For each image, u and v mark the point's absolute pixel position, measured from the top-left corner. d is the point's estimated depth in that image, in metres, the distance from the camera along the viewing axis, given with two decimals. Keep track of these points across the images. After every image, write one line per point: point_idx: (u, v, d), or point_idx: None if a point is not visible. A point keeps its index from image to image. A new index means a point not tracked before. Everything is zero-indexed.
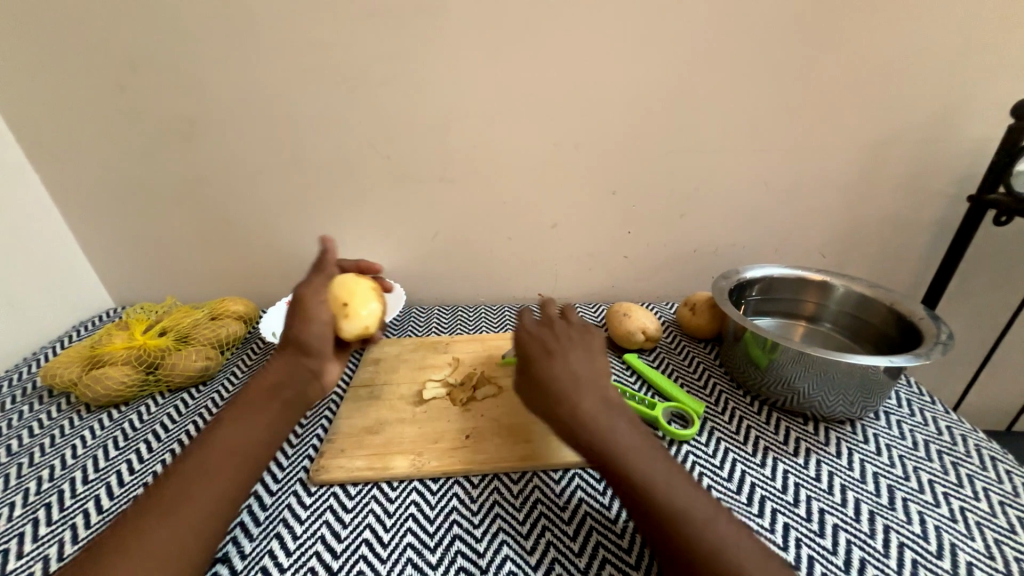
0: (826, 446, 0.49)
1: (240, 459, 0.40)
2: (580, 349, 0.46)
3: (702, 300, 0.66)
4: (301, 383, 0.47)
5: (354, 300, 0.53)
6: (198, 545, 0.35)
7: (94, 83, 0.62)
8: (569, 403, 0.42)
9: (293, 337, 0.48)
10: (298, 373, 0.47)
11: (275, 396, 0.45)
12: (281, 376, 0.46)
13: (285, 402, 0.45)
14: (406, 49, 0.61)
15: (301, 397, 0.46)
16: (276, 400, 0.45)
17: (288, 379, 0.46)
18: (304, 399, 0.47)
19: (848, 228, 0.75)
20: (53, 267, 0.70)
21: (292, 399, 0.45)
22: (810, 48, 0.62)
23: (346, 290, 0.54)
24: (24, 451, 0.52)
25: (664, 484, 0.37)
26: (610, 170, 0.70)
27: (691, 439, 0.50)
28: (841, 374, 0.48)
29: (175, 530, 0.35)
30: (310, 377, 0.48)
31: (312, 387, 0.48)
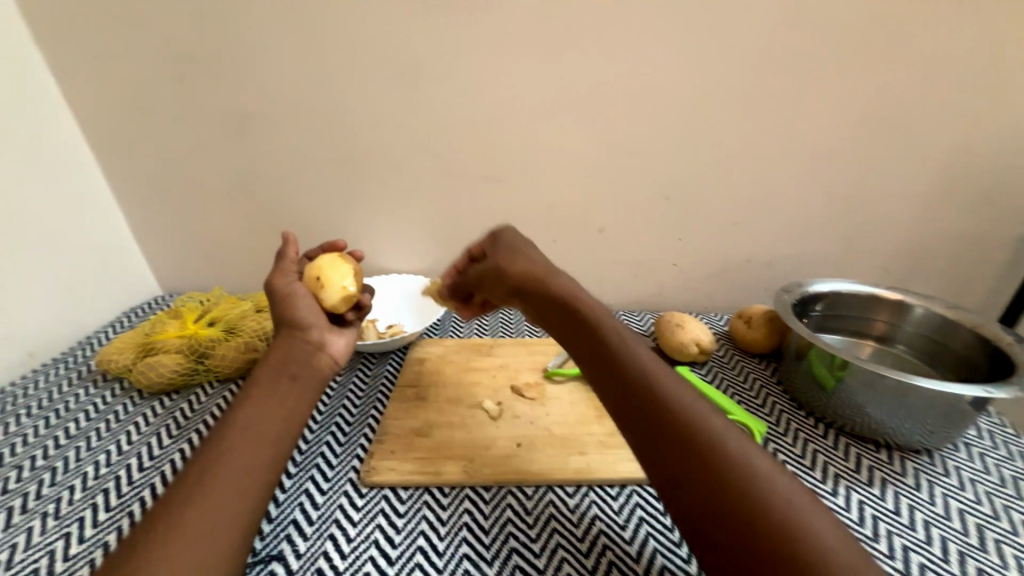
0: (903, 477, 0.46)
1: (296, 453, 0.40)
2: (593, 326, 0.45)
3: (759, 314, 0.63)
4: (302, 356, 0.45)
5: (323, 270, 0.49)
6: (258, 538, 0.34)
7: (155, 75, 0.63)
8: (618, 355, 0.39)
9: (286, 318, 0.46)
10: (299, 347, 0.45)
11: (282, 372, 0.43)
12: (282, 355, 0.44)
13: (293, 377, 0.43)
14: (463, 46, 0.60)
15: (307, 369, 0.44)
16: (285, 376, 0.42)
17: (293, 355, 0.44)
18: (313, 372, 0.45)
19: (916, 242, 0.71)
20: (107, 253, 0.72)
21: (299, 372, 0.43)
22: (889, 52, 0.59)
23: (315, 266, 0.50)
24: (81, 435, 0.53)
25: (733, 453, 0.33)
26: (664, 175, 0.67)
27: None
28: (920, 401, 0.45)
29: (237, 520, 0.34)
30: (314, 349, 0.46)
31: (320, 360, 0.46)
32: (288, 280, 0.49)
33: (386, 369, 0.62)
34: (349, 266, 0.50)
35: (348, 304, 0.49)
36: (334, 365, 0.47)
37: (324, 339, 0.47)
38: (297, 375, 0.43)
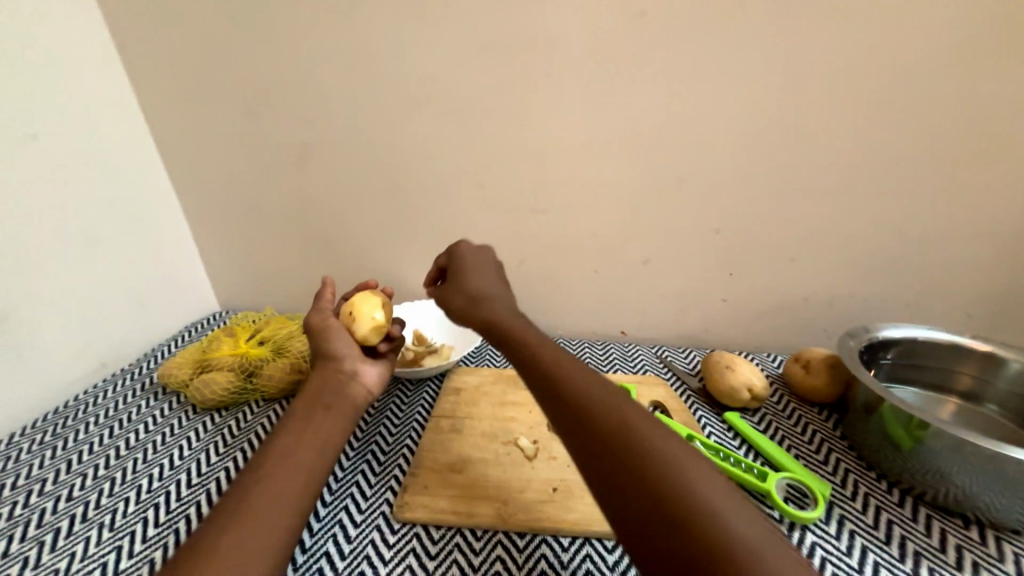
0: (999, 563, 0.40)
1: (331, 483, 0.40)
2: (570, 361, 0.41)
3: (819, 358, 0.58)
4: (335, 386, 0.46)
5: (354, 305, 0.51)
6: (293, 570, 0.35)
7: (229, 111, 0.69)
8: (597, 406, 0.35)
9: (323, 351, 0.48)
10: (333, 377, 0.46)
11: (316, 402, 0.44)
12: (317, 386, 0.46)
13: (327, 406, 0.44)
14: (512, 81, 0.61)
15: (341, 398, 0.45)
16: (320, 405, 0.44)
17: (328, 385, 0.46)
18: (348, 402, 0.46)
19: (1005, 285, 0.63)
20: (175, 271, 0.78)
21: (333, 402, 0.45)
22: (971, 80, 0.54)
23: (348, 302, 0.53)
24: (139, 447, 0.56)
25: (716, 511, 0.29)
26: (714, 207, 0.65)
27: (813, 521, 0.43)
28: (1021, 476, 0.39)
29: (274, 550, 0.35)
30: (348, 379, 0.47)
31: (354, 389, 0.47)
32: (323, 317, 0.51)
33: (422, 397, 0.62)
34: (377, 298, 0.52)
35: (379, 334, 0.51)
36: (368, 395, 0.48)
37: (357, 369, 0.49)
38: (330, 404, 0.44)
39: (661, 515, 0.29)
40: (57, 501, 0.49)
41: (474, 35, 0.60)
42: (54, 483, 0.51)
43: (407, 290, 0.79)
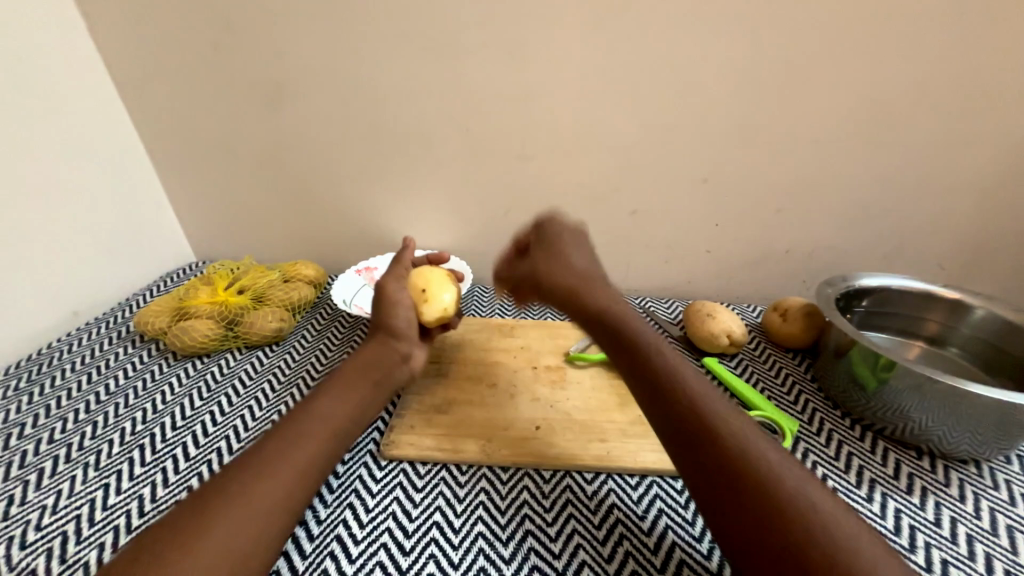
0: (946, 487, 0.43)
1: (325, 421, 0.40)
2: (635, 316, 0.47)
3: (796, 307, 0.60)
4: (390, 365, 0.48)
5: (432, 286, 0.53)
6: (289, 503, 0.35)
7: (188, 41, 0.63)
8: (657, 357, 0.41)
9: (385, 325, 0.50)
10: (390, 355, 0.48)
11: (370, 374, 0.45)
12: (373, 357, 0.47)
13: (375, 382, 0.45)
14: (498, 13, 0.57)
15: (390, 378, 0.47)
16: (371, 379, 0.45)
17: (383, 360, 0.47)
18: (393, 381, 0.47)
19: (979, 238, 0.65)
20: (144, 217, 0.74)
21: (383, 380, 0.46)
22: (974, 23, 0.52)
23: (424, 277, 0.54)
24: (120, 392, 0.55)
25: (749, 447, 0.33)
26: (705, 155, 0.63)
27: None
28: (973, 409, 0.42)
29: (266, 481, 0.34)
30: (399, 361, 0.49)
31: (401, 371, 0.49)
32: (397, 286, 0.53)
33: None
34: (453, 290, 0.54)
35: (439, 322, 0.53)
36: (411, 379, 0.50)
37: (409, 353, 0.50)
38: (381, 381, 0.46)
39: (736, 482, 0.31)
40: (38, 444, 0.48)
41: None
42: (34, 427, 0.50)
43: (391, 240, 0.77)
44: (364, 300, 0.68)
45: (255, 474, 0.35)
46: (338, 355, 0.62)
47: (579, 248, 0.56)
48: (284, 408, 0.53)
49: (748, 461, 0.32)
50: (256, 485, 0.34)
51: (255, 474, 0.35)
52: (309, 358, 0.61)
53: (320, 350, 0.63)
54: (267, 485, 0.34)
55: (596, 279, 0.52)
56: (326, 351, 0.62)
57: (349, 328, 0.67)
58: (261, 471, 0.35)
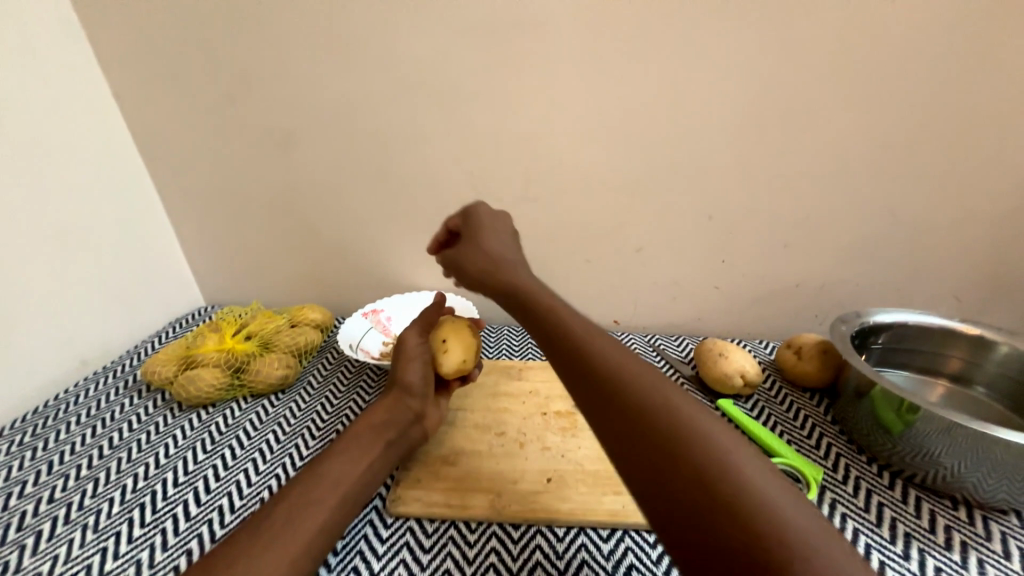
0: (988, 542, 0.40)
1: (334, 480, 0.40)
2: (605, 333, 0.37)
3: (810, 344, 0.59)
4: (401, 424, 0.47)
5: (451, 336, 0.53)
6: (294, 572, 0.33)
7: (207, 98, 0.66)
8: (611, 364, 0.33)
9: (399, 382, 0.51)
10: (400, 415, 0.47)
11: (382, 433, 0.45)
12: (383, 417, 0.47)
13: (387, 442, 0.45)
14: (501, 66, 0.60)
15: (402, 438, 0.46)
16: (383, 439, 0.45)
17: (393, 419, 0.47)
18: (405, 441, 0.47)
19: (992, 269, 0.64)
20: (156, 265, 0.75)
21: (394, 439, 0.45)
22: (965, 63, 0.54)
23: (445, 328, 0.54)
24: (123, 446, 0.54)
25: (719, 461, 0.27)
26: (707, 194, 0.64)
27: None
28: (1008, 455, 0.39)
29: (273, 548, 0.34)
30: (411, 420, 0.48)
31: (412, 431, 0.48)
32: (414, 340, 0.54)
33: None
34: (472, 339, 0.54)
35: (457, 373, 0.53)
36: (424, 439, 0.49)
37: (422, 411, 0.50)
38: (393, 440, 0.45)
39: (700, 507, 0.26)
40: (38, 503, 0.47)
41: (460, 18, 0.58)
42: (35, 484, 0.50)
43: (398, 282, 0.78)
44: (370, 344, 0.68)
45: (260, 541, 0.34)
46: (344, 402, 0.61)
47: (502, 239, 0.50)
48: (288, 461, 0.52)
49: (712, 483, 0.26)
50: (263, 555, 0.33)
51: (261, 542, 0.34)
52: (315, 406, 0.60)
53: (326, 397, 0.62)
54: (274, 555, 0.33)
55: (520, 264, 0.47)
56: (332, 399, 0.62)
57: (356, 373, 0.66)
58: (267, 539, 0.34)
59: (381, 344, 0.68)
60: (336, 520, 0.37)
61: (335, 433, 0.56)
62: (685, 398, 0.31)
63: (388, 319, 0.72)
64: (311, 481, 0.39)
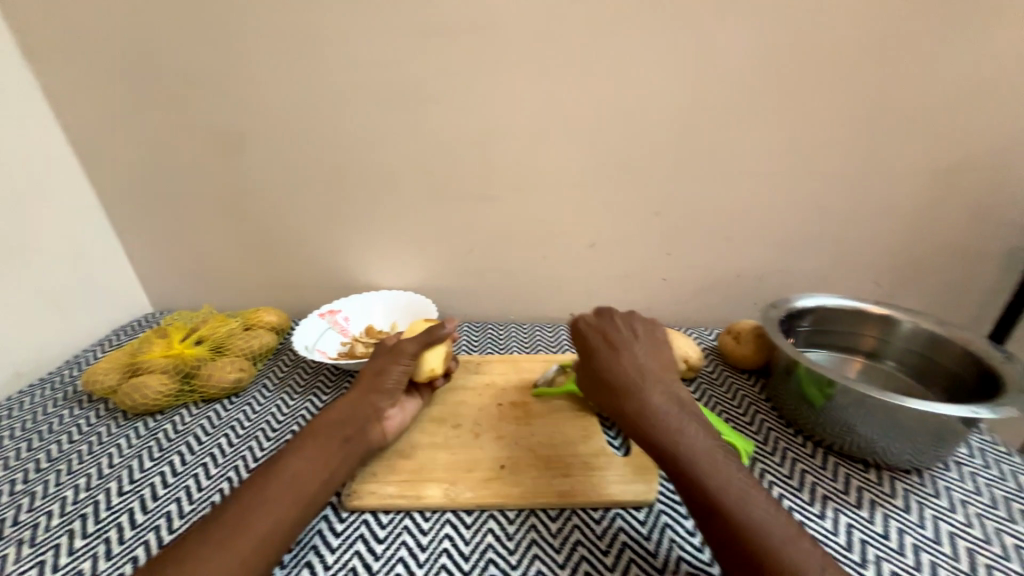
0: (893, 499, 0.45)
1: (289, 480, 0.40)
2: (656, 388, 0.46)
3: (747, 329, 0.63)
4: (362, 422, 0.47)
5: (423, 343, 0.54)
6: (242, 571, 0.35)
7: (148, 97, 0.64)
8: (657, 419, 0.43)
9: (366, 378, 0.51)
10: (363, 412, 0.48)
11: (338, 431, 0.45)
12: (344, 414, 0.47)
13: (344, 439, 0.45)
14: (451, 67, 0.61)
15: (361, 435, 0.46)
16: (339, 437, 0.45)
17: (356, 414, 0.47)
18: (363, 439, 0.46)
19: (906, 258, 0.70)
20: (98, 270, 0.72)
21: (352, 436, 0.46)
22: (875, 69, 0.59)
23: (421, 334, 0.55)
24: (62, 457, 0.52)
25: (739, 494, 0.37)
26: (652, 191, 0.67)
27: None
28: (909, 420, 0.44)
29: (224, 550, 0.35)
30: (372, 418, 0.48)
31: (372, 428, 0.48)
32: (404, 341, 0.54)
33: None
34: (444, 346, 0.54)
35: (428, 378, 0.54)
36: (382, 438, 0.48)
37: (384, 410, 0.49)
38: (349, 438, 0.45)
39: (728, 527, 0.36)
40: None
41: (409, 18, 0.58)
42: None
43: (356, 283, 0.77)
44: (327, 344, 0.68)
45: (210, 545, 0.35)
46: (301, 403, 0.61)
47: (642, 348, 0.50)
48: (241, 464, 0.51)
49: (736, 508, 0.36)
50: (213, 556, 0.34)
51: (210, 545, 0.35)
52: (270, 409, 0.60)
53: (282, 399, 0.61)
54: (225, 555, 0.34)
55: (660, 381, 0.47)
56: (288, 400, 0.61)
57: (312, 374, 0.66)
58: (217, 543, 0.35)
59: (338, 344, 0.68)
60: (289, 518, 0.39)
61: (290, 433, 0.56)
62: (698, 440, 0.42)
63: (346, 319, 0.72)
64: (265, 481, 0.40)
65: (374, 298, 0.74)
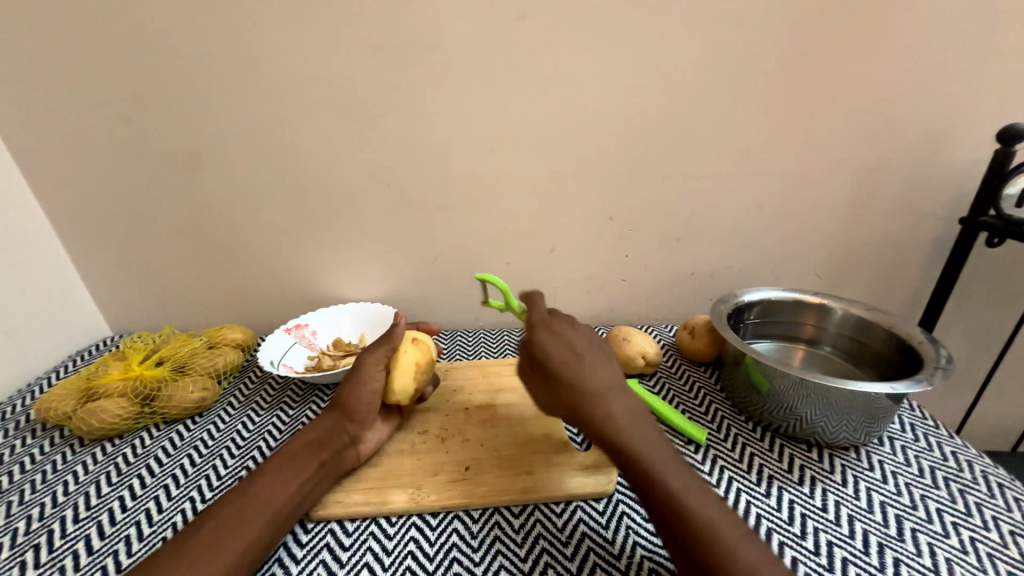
0: (831, 474, 0.48)
1: (264, 499, 0.42)
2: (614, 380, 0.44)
3: (701, 324, 0.66)
4: (336, 448, 0.47)
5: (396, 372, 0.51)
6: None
7: (101, 118, 0.64)
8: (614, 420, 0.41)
9: (340, 402, 0.50)
10: (339, 437, 0.48)
11: (315, 457, 0.46)
12: (320, 438, 0.47)
13: (322, 463, 0.46)
14: (407, 82, 0.63)
15: (336, 460, 0.47)
16: (316, 462, 0.46)
17: (329, 440, 0.48)
18: (339, 462, 0.47)
19: (843, 251, 0.75)
20: (53, 295, 0.70)
21: (328, 459, 0.47)
22: (802, 78, 0.64)
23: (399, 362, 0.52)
24: (15, 488, 0.51)
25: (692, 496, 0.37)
26: (606, 196, 0.71)
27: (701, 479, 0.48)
28: (843, 399, 0.47)
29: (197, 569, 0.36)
30: (348, 443, 0.48)
31: (348, 454, 0.48)
32: (372, 364, 0.51)
33: None
34: (411, 381, 0.52)
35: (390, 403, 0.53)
36: (357, 461, 0.49)
37: (360, 436, 0.49)
38: (326, 461, 0.46)
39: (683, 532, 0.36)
40: None
41: (362, 39, 0.60)
42: None
43: (323, 296, 0.78)
44: (294, 359, 0.68)
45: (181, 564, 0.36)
46: (267, 419, 0.60)
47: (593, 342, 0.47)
48: (204, 482, 0.51)
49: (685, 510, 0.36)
50: None
51: (183, 564, 0.36)
52: (235, 426, 0.59)
53: (248, 416, 0.61)
54: None
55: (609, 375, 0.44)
56: (254, 417, 0.61)
57: (279, 389, 0.66)
58: (189, 561, 0.36)
59: (305, 358, 0.68)
60: (263, 535, 0.40)
61: (256, 449, 0.55)
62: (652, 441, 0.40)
63: (313, 333, 0.72)
64: (243, 502, 0.41)
65: (342, 311, 0.74)
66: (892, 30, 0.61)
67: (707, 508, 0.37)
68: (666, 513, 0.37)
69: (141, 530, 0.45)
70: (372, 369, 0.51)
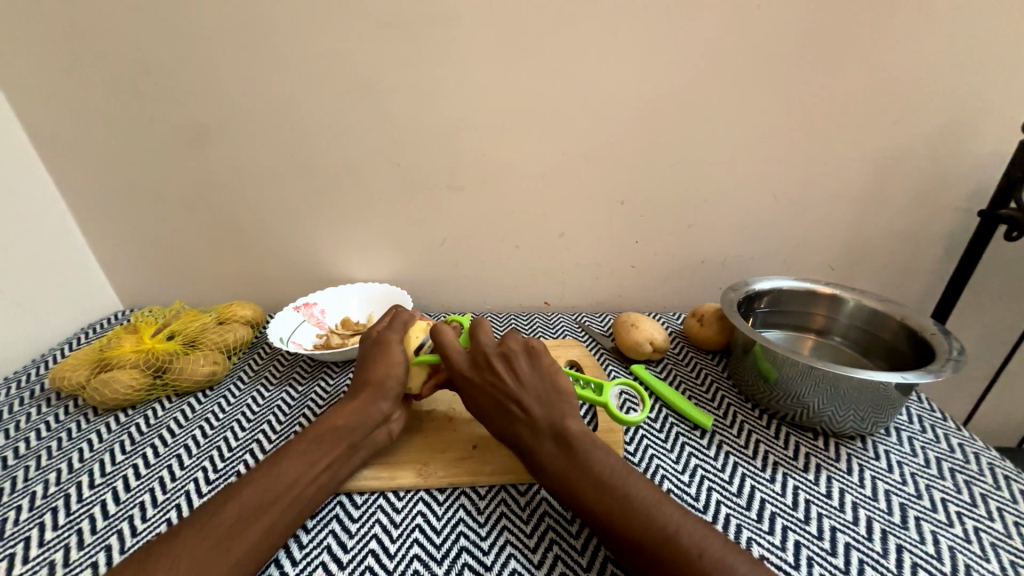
0: (836, 462, 0.49)
1: (291, 481, 0.42)
2: (546, 414, 0.44)
3: (710, 311, 0.66)
4: (367, 428, 0.47)
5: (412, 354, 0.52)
6: (237, 571, 0.36)
7: (110, 90, 0.63)
8: (547, 457, 0.42)
9: (372, 381, 0.49)
10: (369, 420, 0.47)
11: (345, 438, 0.46)
12: (348, 420, 0.47)
13: (351, 444, 0.46)
14: (419, 58, 0.62)
15: (367, 441, 0.47)
16: (345, 444, 0.45)
17: (359, 421, 0.47)
18: (368, 442, 0.47)
19: (857, 242, 0.75)
20: (64, 268, 0.71)
21: (358, 442, 0.46)
22: (826, 62, 0.62)
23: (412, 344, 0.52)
24: (31, 454, 0.52)
25: (645, 502, 0.37)
26: (618, 181, 0.70)
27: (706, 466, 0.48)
28: (852, 389, 0.47)
29: (222, 548, 0.36)
30: (378, 423, 0.48)
31: (379, 432, 0.48)
32: (396, 346, 0.51)
33: (348, 377, 0.64)
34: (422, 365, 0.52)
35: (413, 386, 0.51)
36: (389, 440, 0.49)
37: (391, 413, 0.49)
38: (354, 445, 0.46)
39: (635, 549, 0.35)
40: None
41: (374, 12, 0.59)
42: None
43: (332, 276, 0.78)
44: (302, 336, 0.69)
45: (206, 544, 0.36)
46: (276, 394, 0.61)
47: (524, 370, 0.47)
48: (216, 454, 0.52)
49: (634, 524, 0.36)
50: (203, 541, 0.36)
51: (208, 543, 0.36)
52: (245, 400, 0.60)
53: (258, 390, 0.62)
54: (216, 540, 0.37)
55: (540, 409, 0.44)
56: (264, 391, 0.62)
57: (288, 365, 0.67)
58: (215, 540, 0.36)
59: (314, 336, 0.69)
60: (287, 514, 0.40)
61: (266, 424, 0.56)
62: (604, 453, 0.41)
63: (322, 311, 0.72)
64: (268, 483, 0.41)
65: (352, 290, 0.74)
66: (923, 14, 0.59)
67: (665, 511, 0.37)
68: (612, 530, 0.37)
69: (154, 498, 0.46)
70: (398, 349, 0.51)
